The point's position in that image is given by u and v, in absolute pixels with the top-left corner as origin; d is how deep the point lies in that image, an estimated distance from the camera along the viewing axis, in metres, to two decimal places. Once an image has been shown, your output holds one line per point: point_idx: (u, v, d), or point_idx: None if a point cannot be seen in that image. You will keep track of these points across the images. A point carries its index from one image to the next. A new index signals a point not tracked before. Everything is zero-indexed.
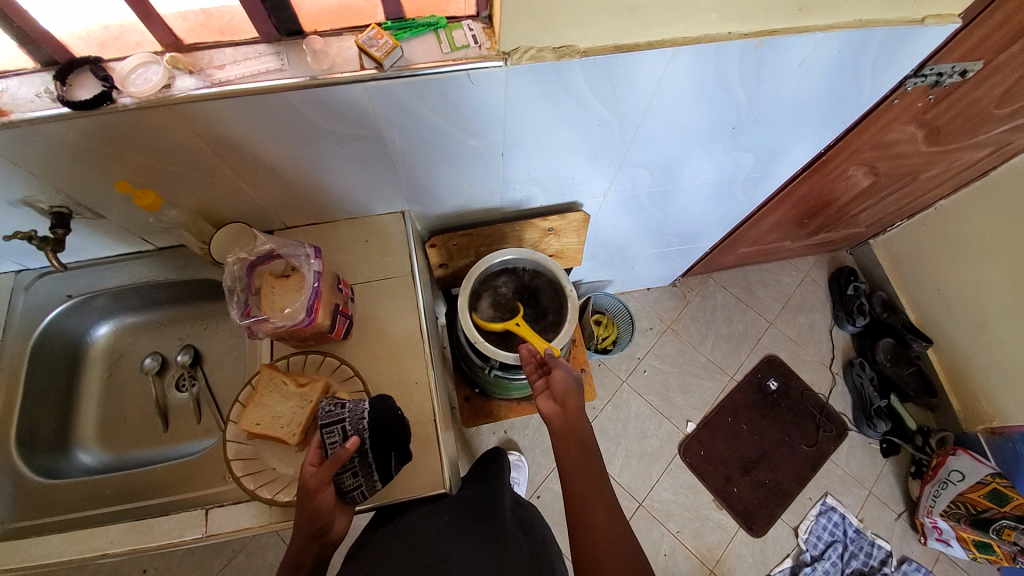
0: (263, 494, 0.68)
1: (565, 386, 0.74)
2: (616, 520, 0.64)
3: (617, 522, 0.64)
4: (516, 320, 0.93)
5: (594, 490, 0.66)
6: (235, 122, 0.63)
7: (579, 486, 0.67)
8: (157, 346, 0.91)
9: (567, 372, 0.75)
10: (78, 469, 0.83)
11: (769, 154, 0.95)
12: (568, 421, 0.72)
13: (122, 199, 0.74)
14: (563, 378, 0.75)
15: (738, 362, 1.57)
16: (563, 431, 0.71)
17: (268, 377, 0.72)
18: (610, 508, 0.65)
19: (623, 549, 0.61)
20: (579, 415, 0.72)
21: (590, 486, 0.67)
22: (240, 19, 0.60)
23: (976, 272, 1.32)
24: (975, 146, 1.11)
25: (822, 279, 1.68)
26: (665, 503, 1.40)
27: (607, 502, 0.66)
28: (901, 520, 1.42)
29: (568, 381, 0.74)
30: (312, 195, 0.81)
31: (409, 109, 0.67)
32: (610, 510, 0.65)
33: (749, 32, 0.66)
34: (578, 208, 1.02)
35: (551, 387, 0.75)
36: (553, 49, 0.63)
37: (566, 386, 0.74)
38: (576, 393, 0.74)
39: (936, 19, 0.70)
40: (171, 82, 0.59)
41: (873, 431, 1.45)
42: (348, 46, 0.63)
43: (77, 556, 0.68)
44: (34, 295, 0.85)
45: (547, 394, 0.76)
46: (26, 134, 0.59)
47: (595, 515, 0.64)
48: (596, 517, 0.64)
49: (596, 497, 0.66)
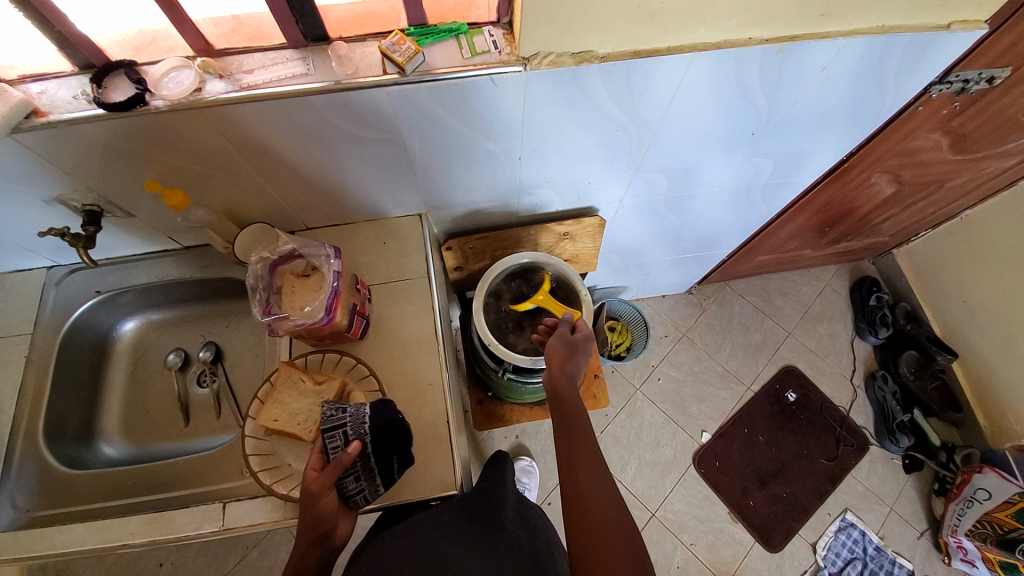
0: (279, 490, 0.69)
1: (554, 349, 0.79)
2: (620, 517, 0.60)
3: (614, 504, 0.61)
4: (541, 294, 0.94)
5: (593, 485, 0.63)
6: (262, 124, 0.65)
7: (577, 469, 0.65)
8: (180, 342, 0.93)
9: (561, 339, 0.80)
10: (102, 461, 0.85)
11: (790, 161, 0.94)
12: (553, 383, 0.75)
13: (151, 198, 0.76)
14: (556, 343, 0.80)
15: (756, 372, 1.55)
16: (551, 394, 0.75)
17: (287, 374, 0.73)
18: (616, 500, 0.62)
19: (622, 550, 0.56)
20: (562, 375, 0.76)
21: (588, 474, 0.64)
22: (268, 25, 0.62)
23: (1004, 284, 1.28)
24: (1004, 155, 1.08)
25: (843, 289, 1.65)
26: (678, 514, 1.38)
27: (607, 494, 0.62)
28: (924, 538, 1.38)
29: (558, 349, 0.79)
30: (333, 197, 0.82)
31: (429, 113, 0.68)
32: (610, 500, 0.62)
33: (770, 37, 0.66)
34: (593, 213, 1.02)
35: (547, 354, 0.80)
36: (573, 54, 0.63)
37: (555, 350, 0.79)
38: (563, 356, 0.78)
39: (962, 25, 0.69)
40: (202, 86, 0.61)
41: (896, 446, 1.41)
42: (371, 52, 0.64)
43: (98, 545, 0.70)
44: (65, 290, 0.87)
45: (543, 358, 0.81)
46: (62, 135, 0.61)
47: (591, 506, 0.61)
48: (593, 505, 0.61)
49: (595, 493, 0.62)
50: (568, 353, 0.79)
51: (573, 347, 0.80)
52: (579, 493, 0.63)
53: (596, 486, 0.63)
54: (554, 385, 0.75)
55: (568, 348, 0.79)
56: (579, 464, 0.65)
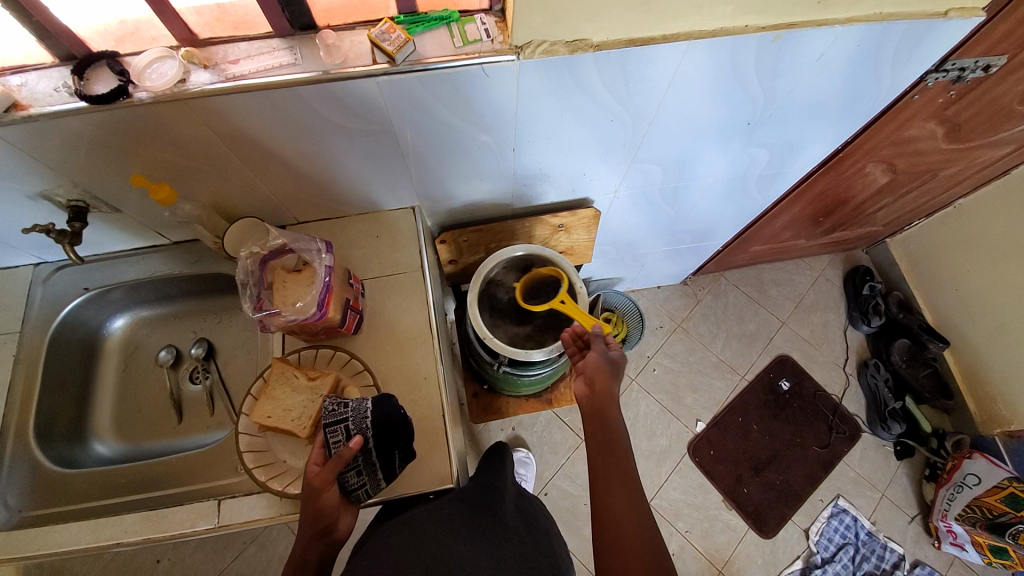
0: (274, 486, 0.68)
1: (595, 368, 0.73)
2: (653, 553, 0.57)
3: (636, 496, 0.62)
4: (561, 297, 0.92)
5: (628, 497, 0.62)
6: (249, 116, 0.63)
7: (607, 494, 0.63)
8: (171, 339, 0.92)
9: (601, 354, 0.74)
10: (94, 459, 0.84)
11: (785, 150, 0.93)
12: (597, 399, 0.71)
13: (138, 193, 0.75)
14: (594, 362, 0.74)
15: (750, 362, 1.55)
16: (591, 409, 0.71)
17: (280, 370, 0.72)
18: (639, 514, 0.60)
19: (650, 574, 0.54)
20: (606, 397, 0.71)
21: (617, 479, 0.64)
22: (254, 13, 0.61)
23: (996, 272, 1.29)
24: (998, 143, 1.08)
25: (837, 279, 1.66)
26: (673, 502, 1.39)
27: (639, 514, 0.60)
28: (914, 523, 1.40)
29: (599, 364, 0.73)
30: (326, 191, 0.81)
31: (420, 104, 0.67)
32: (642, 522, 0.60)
33: (767, 25, 0.66)
34: (588, 205, 1.02)
35: (584, 369, 0.74)
36: (567, 43, 0.62)
37: (597, 368, 0.73)
38: (608, 374, 0.73)
39: (960, 12, 0.68)
40: (187, 77, 0.60)
41: (887, 433, 1.43)
42: (360, 40, 0.63)
43: (92, 544, 0.69)
44: (52, 287, 0.86)
45: (578, 375, 0.75)
46: (44, 128, 0.60)
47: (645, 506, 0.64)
48: (614, 504, 0.61)
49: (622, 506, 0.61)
50: (610, 370, 0.73)
51: (616, 369, 0.74)
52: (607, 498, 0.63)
53: (637, 509, 0.61)
54: (595, 402, 0.71)
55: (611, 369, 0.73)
56: (611, 478, 0.64)
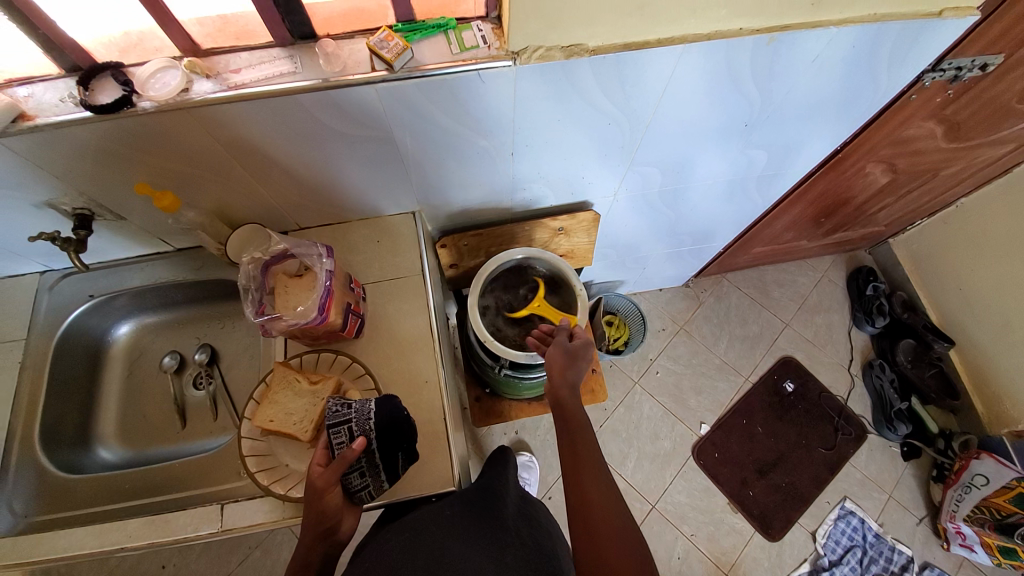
0: (276, 490, 0.69)
1: (553, 360, 0.76)
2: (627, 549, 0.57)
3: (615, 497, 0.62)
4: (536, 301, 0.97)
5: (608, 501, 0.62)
6: (251, 124, 0.64)
7: (589, 492, 0.62)
8: (175, 344, 0.93)
9: (558, 345, 0.77)
10: (99, 465, 0.85)
11: (784, 151, 0.94)
12: (557, 392, 0.72)
13: (142, 201, 0.76)
14: (555, 353, 0.76)
15: (754, 364, 1.55)
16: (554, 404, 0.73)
17: (282, 374, 0.73)
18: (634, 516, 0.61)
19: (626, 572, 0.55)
20: (564, 386, 0.72)
21: (598, 480, 0.64)
22: (255, 24, 0.62)
23: (1000, 271, 1.28)
24: (998, 142, 1.08)
25: (840, 279, 1.66)
26: (678, 506, 1.38)
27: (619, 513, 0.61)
28: (923, 525, 1.39)
29: (555, 355, 0.75)
30: (327, 197, 0.82)
31: (420, 110, 0.67)
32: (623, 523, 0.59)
33: (761, 27, 0.66)
34: (588, 208, 1.02)
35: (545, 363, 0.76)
36: (563, 48, 0.63)
37: (554, 359, 0.75)
38: (564, 364, 0.74)
39: (954, 12, 0.68)
40: (189, 86, 0.61)
41: (893, 433, 1.42)
42: (359, 48, 0.64)
43: (98, 548, 0.70)
44: (59, 295, 0.87)
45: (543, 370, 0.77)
46: (50, 138, 0.61)
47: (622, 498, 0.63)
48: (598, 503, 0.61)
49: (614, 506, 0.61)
50: (567, 358, 0.75)
51: (573, 356, 0.75)
52: (585, 496, 0.62)
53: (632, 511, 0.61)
54: (556, 396, 0.72)
55: (569, 358, 0.75)
56: (596, 482, 0.63)
